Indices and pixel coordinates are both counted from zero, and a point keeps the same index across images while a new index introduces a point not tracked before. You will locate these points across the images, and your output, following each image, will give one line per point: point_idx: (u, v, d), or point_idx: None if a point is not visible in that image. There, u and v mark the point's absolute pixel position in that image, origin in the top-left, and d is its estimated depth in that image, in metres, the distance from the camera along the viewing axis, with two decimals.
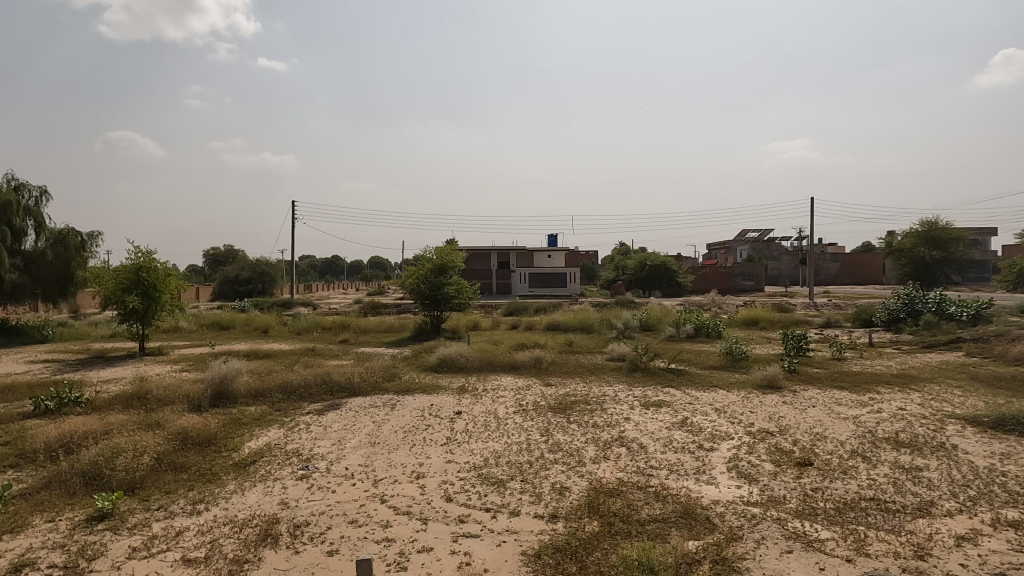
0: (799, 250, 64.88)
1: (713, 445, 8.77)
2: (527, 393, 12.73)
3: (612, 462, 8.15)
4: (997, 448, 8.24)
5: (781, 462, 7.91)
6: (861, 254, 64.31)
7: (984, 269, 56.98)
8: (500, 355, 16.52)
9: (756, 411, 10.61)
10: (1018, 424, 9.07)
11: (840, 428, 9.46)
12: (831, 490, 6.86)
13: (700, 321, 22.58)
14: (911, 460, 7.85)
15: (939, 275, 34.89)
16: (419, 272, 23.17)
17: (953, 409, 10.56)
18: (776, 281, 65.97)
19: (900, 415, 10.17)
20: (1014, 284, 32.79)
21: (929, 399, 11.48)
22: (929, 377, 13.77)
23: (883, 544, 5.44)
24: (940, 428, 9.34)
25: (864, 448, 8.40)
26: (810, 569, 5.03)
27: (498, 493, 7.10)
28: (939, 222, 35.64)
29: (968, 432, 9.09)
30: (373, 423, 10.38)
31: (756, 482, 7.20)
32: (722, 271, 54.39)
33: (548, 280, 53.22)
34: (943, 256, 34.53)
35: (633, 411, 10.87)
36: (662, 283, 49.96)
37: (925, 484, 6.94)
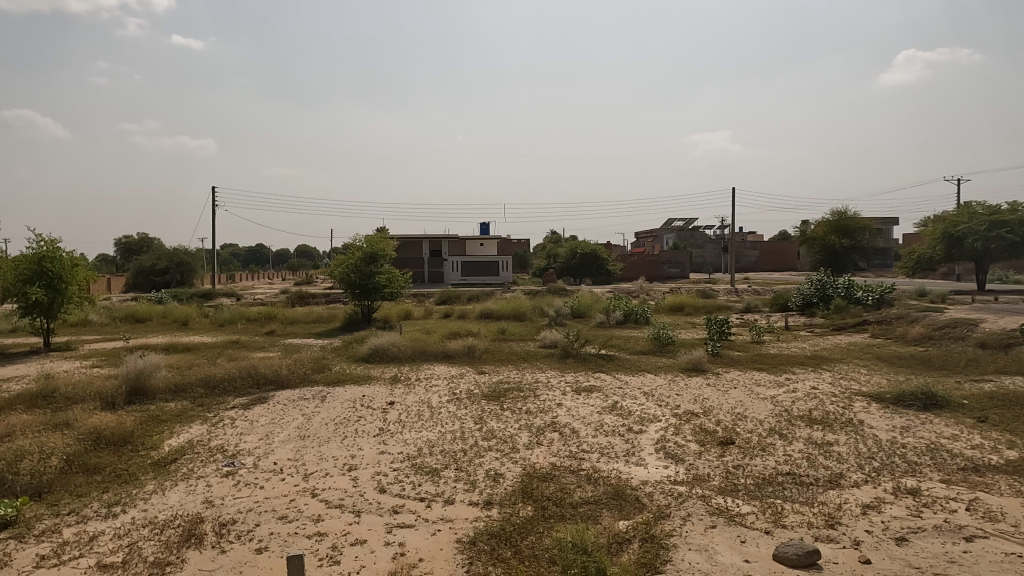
0: (721, 239, 67.72)
1: (641, 427, 9.05)
2: (460, 381, 12.72)
3: (545, 447, 8.28)
4: (898, 422, 8.90)
5: (705, 442, 8.25)
6: (778, 242, 67.73)
7: (887, 256, 61.15)
8: (432, 344, 16.42)
9: (681, 394, 11.02)
10: (915, 399, 9.83)
11: (759, 408, 9.96)
12: (751, 467, 7.21)
13: (629, 309, 23.25)
14: (823, 436, 8.35)
15: (847, 261, 37.23)
16: (348, 261, 22.64)
17: (859, 387, 11.34)
18: (700, 268, 68.64)
19: (813, 394, 10.83)
20: (913, 271, 35.28)
21: (838, 378, 12.27)
22: (838, 358, 14.70)
23: (797, 515, 5.79)
24: (848, 405, 9.99)
25: (780, 426, 8.87)
26: (731, 542, 5.28)
27: (432, 483, 7.08)
28: (847, 212, 37.86)
29: (872, 408, 9.76)
30: (302, 416, 10.12)
31: (682, 462, 7.48)
32: (649, 259, 55.91)
33: (479, 269, 53.33)
34: (851, 244, 36.78)
35: (565, 396, 11.08)
36: (592, 270, 50.91)
37: (835, 458, 7.41)
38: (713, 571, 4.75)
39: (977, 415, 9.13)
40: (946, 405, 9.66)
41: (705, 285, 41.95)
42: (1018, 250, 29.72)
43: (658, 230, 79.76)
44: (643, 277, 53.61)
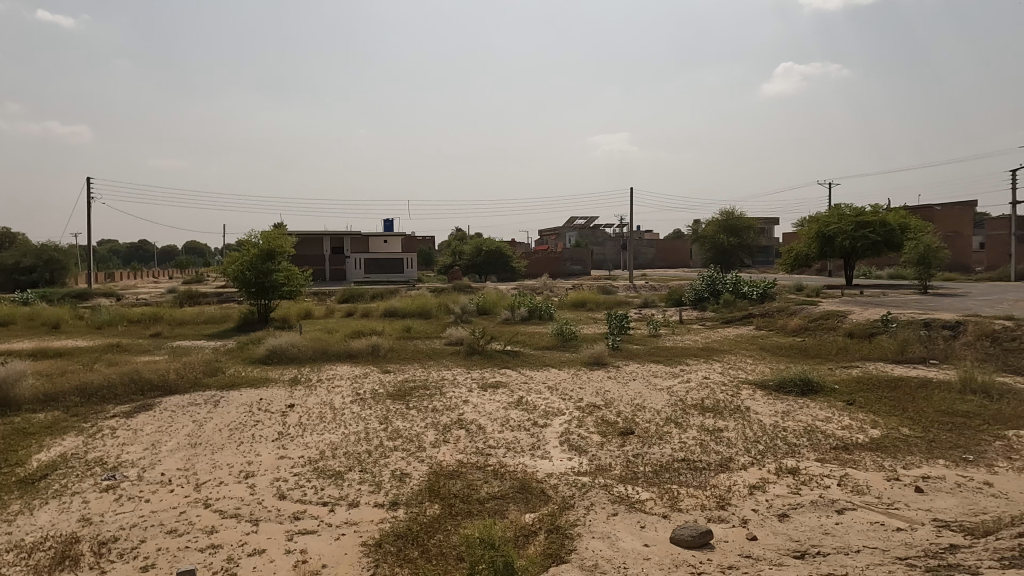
0: (621, 237, 70.26)
1: (546, 421, 9.24)
2: (364, 381, 12.44)
3: (451, 444, 8.27)
4: (780, 407, 9.63)
5: (607, 433, 8.54)
6: (672, 241, 71.24)
7: (768, 254, 65.86)
8: (334, 344, 15.95)
9: (584, 387, 11.35)
10: (794, 385, 10.66)
11: (656, 398, 10.44)
12: (650, 455, 7.54)
13: (533, 305, 23.61)
14: (714, 423, 8.87)
15: (734, 258, 39.72)
16: (243, 258, 21.53)
17: (745, 376, 12.15)
18: (601, 265, 70.86)
19: (705, 383, 11.50)
20: (792, 268, 38.13)
21: (727, 368, 13.08)
22: (727, 349, 15.66)
23: (691, 499, 6.11)
24: (736, 393, 10.68)
25: (676, 415, 9.34)
26: (632, 527, 5.49)
27: (335, 486, 6.88)
28: (734, 212, 40.34)
29: (757, 395, 10.48)
30: (193, 423, 9.52)
31: (585, 454, 7.70)
32: (552, 256, 57.04)
33: (383, 266, 52.32)
34: (738, 243, 39.27)
35: (471, 393, 11.11)
36: (497, 268, 51.27)
37: (725, 443, 7.89)
38: (615, 556, 4.92)
39: (846, 399, 10.03)
40: (820, 390, 10.55)
41: (605, 282, 43.38)
42: (879, 248, 32.98)
43: (561, 228, 81.49)
44: (546, 274, 54.62)
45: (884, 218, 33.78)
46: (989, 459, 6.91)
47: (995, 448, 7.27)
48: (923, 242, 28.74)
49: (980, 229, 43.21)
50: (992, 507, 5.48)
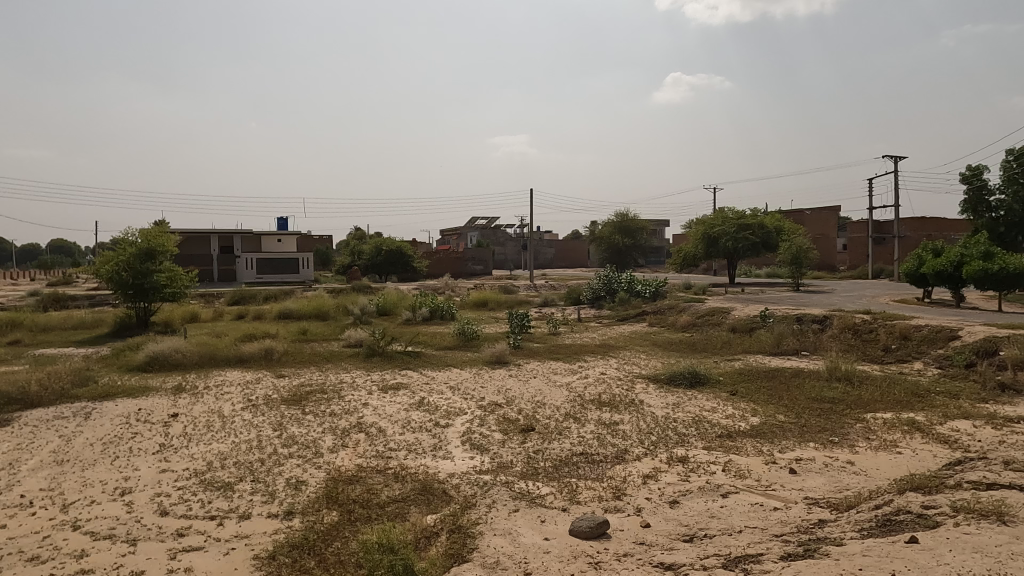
0: (521, 237, 71.28)
1: (448, 421, 9.20)
2: (256, 387, 11.84)
3: (350, 449, 8.04)
4: (671, 399, 10.13)
5: (508, 430, 8.63)
6: (571, 241, 73.15)
7: (660, 254, 69.22)
8: (224, 348, 15.07)
9: (486, 386, 11.41)
10: (683, 378, 11.26)
11: (556, 395, 10.68)
12: (549, 451, 7.70)
13: (435, 305, 23.47)
14: (610, 416, 9.20)
15: (629, 258, 41.40)
16: (119, 258, 19.87)
17: (639, 371, 12.70)
18: (502, 265, 71.52)
19: (602, 379, 11.90)
20: (681, 267, 40.21)
21: (623, 363, 13.62)
22: (623, 345, 16.30)
23: (589, 491, 6.30)
24: (631, 387, 11.13)
25: (575, 411, 9.60)
26: (532, 522, 5.57)
27: (224, 498, 6.50)
28: (629, 213, 41.98)
29: (650, 389, 10.96)
30: (60, 438, 8.67)
31: (487, 452, 7.74)
32: (454, 256, 56.91)
33: (277, 266, 50.08)
34: (632, 243, 40.94)
35: (371, 395, 10.86)
36: (398, 268, 50.49)
37: (621, 436, 8.20)
38: (515, 552, 4.98)
39: (730, 389, 10.73)
40: (706, 382, 11.22)
41: (506, 282, 43.87)
42: (758, 249, 35.53)
43: (462, 228, 81.50)
44: (448, 273, 54.46)
45: (762, 221, 36.40)
46: (852, 440, 7.61)
47: (857, 430, 8.01)
48: (796, 243, 31.25)
49: (843, 232, 47.56)
50: (854, 483, 6.04)
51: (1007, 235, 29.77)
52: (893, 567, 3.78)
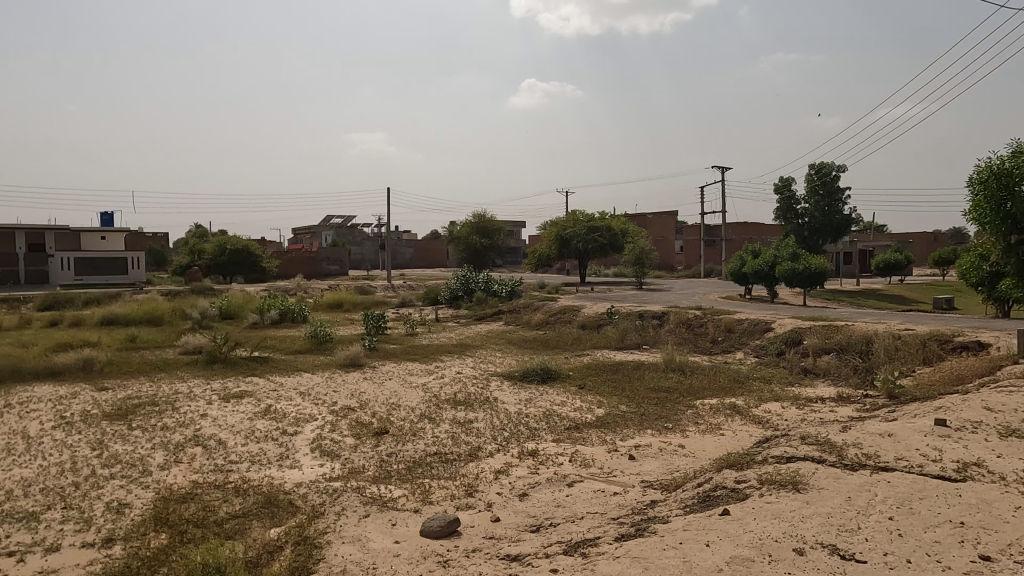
0: (379, 237, 69.84)
1: (296, 429, 8.78)
2: (71, 402, 10.50)
3: (184, 465, 7.40)
4: (524, 395, 10.43)
5: (360, 434, 8.42)
6: (430, 241, 72.96)
7: (517, 255, 71.16)
8: (30, 360, 13.20)
9: (339, 390, 11.03)
10: (535, 374, 11.66)
11: (411, 396, 10.58)
12: (403, 453, 7.62)
13: (285, 307, 22.29)
14: (465, 415, 9.29)
15: (486, 259, 42.15)
16: None
17: (494, 369, 12.96)
18: (358, 265, 69.54)
19: (457, 378, 11.97)
20: (536, 267, 41.54)
21: (478, 362, 13.82)
22: (479, 344, 16.53)
23: (442, 490, 6.31)
24: (486, 385, 11.32)
25: (430, 411, 9.57)
26: (383, 527, 5.47)
27: (27, 531, 5.70)
28: (486, 214, 42.59)
29: (504, 386, 11.22)
30: None
31: (337, 458, 7.49)
32: (307, 256, 54.43)
33: (100, 267, 44.85)
34: (489, 244, 41.65)
35: (210, 405, 10.08)
36: (244, 268, 47.32)
37: (475, 433, 8.31)
38: (364, 559, 4.86)
39: (578, 383, 11.28)
40: (557, 377, 11.71)
41: (363, 282, 42.72)
42: (605, 250, 37.66)
43: (316, 227, 78.20)
44: (300, 274, 51.97)
45: (609, 224, 38.67)
46: (683, 425, 8.32)
47: (688, 416, 8.77)
48: (639, 245, 33.54)
49: (680, 235, 51.84)
50: (684, 465, 6.60)
51: (811, 240, 34.13)
52: (708, 537, 4.18)
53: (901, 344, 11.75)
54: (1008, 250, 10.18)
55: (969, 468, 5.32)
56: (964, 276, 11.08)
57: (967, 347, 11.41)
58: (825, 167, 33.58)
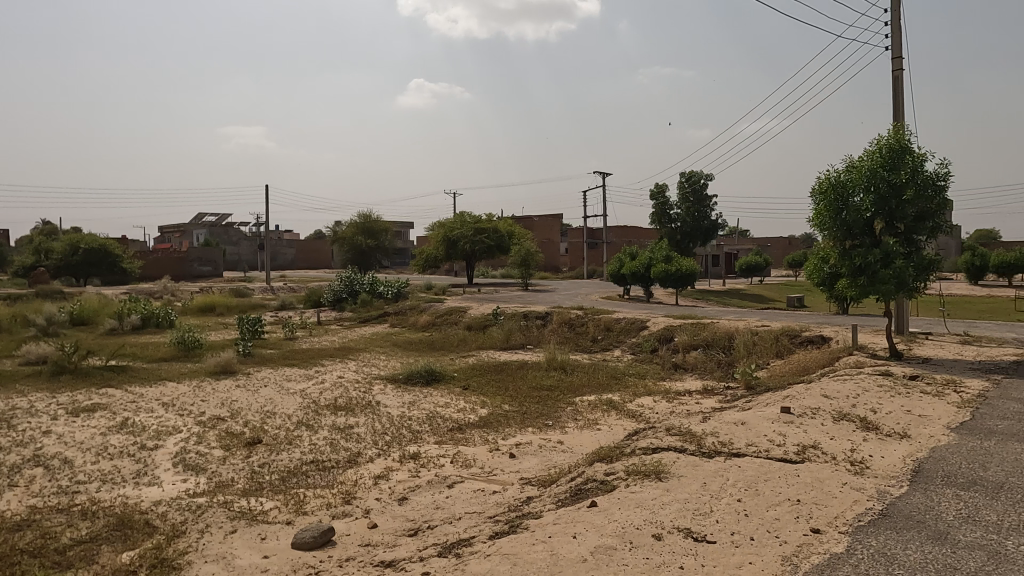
0: (257, 236, 66.34)
1: (157, 443, 8.12)
2: None
3: (20, 489, 6.61)
4: (407, 398, 10.30)
5: (230, 445, 7.94)
6: (313, 241, 70.28)
7: (404, 256, 70.35)
8: None
9: (207, 399, 10.33)
10: (420, 376, 11.55)
11: (287, 403, 10.13)
12: (276, 463, 7.27)
13: (148, 312, 20.57)
14: (345, 420, 9.02)
15: (372, 260, 41.25)
16: None
17: (378, 372, 12.70)
18: (235, 266, 65.61)
19: (338, 383, 11.60)
20: (423, 269, 41.09)
21: (361, 365, 13.48)
22: (363, 347, 16.14)
23: (317, 499, 6.09)
24: (368, 389, 11.06)
25: (307, 418, 9.20)
26: (251, 542, 5.18)
27: None
28: (372, 214, 41.62)
29: (387, 389, 11.02)
30: None
31: (203, 472, 7.01)
32: (176, 256, 50.61)
33: None
34: (375, 245, 40.77)
35: (55, 421, 9.08)
36: (101, 270, 43.18)
37: (355, 439, 8.09)
38: None
39: (463, 384, 11.31)
40: (442, 379, 11.68)
41: (239, 284, 40.38)
42: (493, 252, 38.07)
43: (186, 226, 72.93)
44: (168, 275, 48.22)
45: (496, 226, 39.12)
46: (563, 421, 8.58)
47: (567, 412, 9.05)
48: (525, 247, 34.20)
49: (564, 237, 53.44)
50: (561, 460, 6.80)
51: (682, 243, 36.30)
52: (576, 529, 4.33)
53: (758, 339, 12.81)
54: (844, 254, 11.40)
55: (809, 450, 5.90)
56: (809, 276, 12.14)
57: (812, 341, 12.65)
58: (695, 175, 36.16)
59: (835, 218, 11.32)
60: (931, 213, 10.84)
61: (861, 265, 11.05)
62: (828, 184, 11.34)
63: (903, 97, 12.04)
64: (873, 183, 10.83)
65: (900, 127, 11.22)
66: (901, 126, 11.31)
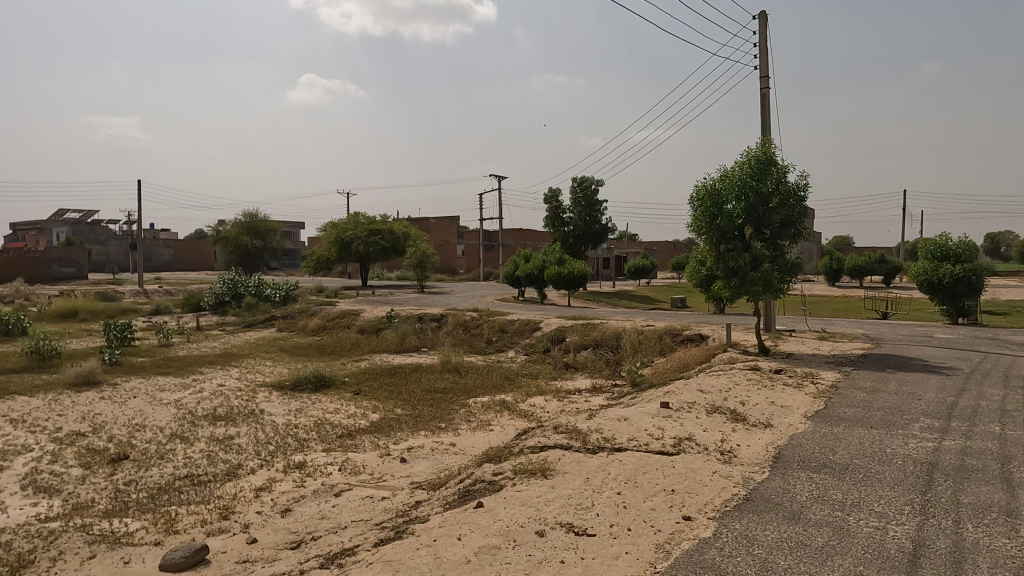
0: (128, 235, 61.28)
1: (2, 464, 7.26)
2: None
3: None
4: (294, 405, 9.87)
5: (91, 463, 7.25)
6: (193, 241, 65.89)
7: (295, 257, 67.67)
8: None
9: (65, 414, 9.38)
10: (308, 383, 11.11)
11: (160, 414, 9.40)
12: (145, 479, 6.72)
13: None
14: (225, 431, 8.51)
15: (258, 261, 39.27)
16: None
17: (263, 379, 12.09)
18: (102, 267, 60.19)
19: (219, 391, 10.92)
20: (314, 271, 39.59)
21: (245, 372, 12.78)
22: (247, 353, 15.31)
23: (191, 516, 5.69)
24: (251, 397, 10.49)
25: (182, 430, 8.58)
26: (113, 567, 4.75)
27: None
28: (258, 213, 39.59)
29: (272, 396, 10.49)
30: None
31: (58, 494, 6.35)
32: (31, 256, 45.69)
33: None
34: (262, 246, 38.83)
35: None
36: None
37: (235, 450, 7.65)
38: None
39: (353, 389, 11.01)
40: (331, 384, 11.31)
41: (107, 287, 37.08)
42: (387, 253, 37.42)
43: (44, 223, 66.05)
44: (22, 277, 43.42)
45: (391, 227, 38.45)
46: (456, 423, 8.56)
47: (460, 414, 9.04)
48: (421, 249, 33.84)
49: (460, 238, 53.42)
50: (452, 463, 6.78)
51: (575, 246, 37.31)
52: (461, 531, 4.33)
53: (643, 339, 13.42)
54: (719, 258, 12.18)
55: (684, 442, 6.25)
56: (688, 277, 12.83)
57: (691, 339, 13.42)
58: (586, 181, 37.24)
59: (710, 223, 12.08)
60: (793, 220, 11.85)
61: (733, 267, 11.86)
62: (704, 191, 12.09)
63: (770, 113, 13.05)
64: (743, 192, 11.68)
65: (767, 140, 12.16)
66: (768, 140, 12.26)
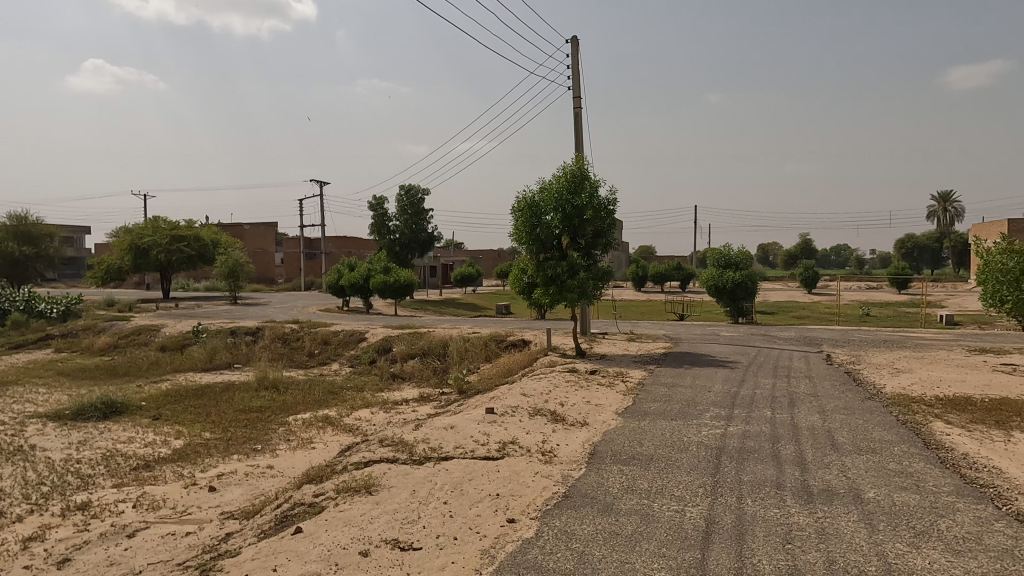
0: None
1: None
2: None
3: None
4: (75, 438, 8.55)
5: None
6: None
7: (78, 266, 59.50)
8: None
9: None
10: (94, 410, 9.71)
11: None
12: None
13: None
14: None
15: (29, 271, 33.76)
16: None
17: (34, 409, 10.33)
18: None
19: None
20: (102, 282, 34.64)
21: (10, 402, 10.83)
22: (13, 379, 13.01)
23: None
24: (19, 431, 8.91)
25: None
26: None
27: None
28: (27, 215, 33.93)
29: (48, 429, 9.01)
30: None
31: None
32: None
33: None
34: (34, 253, 33.40)
35: None
36: None
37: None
38: None
39: (152, 414, 9.85)
40: (125, 410, 10.01)
41: None
42: (193, 262, 34.23)
43: None
44: None
45: (198, 234, 35.18)
46: (274, 444, 8.01)
47: (278, 434, 8.46)
48: (233, 256, 31.31)
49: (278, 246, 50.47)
50: (269, 487, 6.32)
51: (401, 254, 37.02)
52: (277, 561, 4.04)
53: (469, 346, 13.65)
54: (539, 267, 12.78)
55: (508, 446, 6.44)
56: (511, 284, 13.13)
57: (515, 344, 13.91)
58: (413, 189, 37.20)
59: (530, 233, 12.63)
60: (604, 231, 12.83)
61: (552, 275, 12.50)
62: (525, 203, 12.61)
63: (582, 131, 14.01)
64: (560, 204, 12.39)
65: (580, 157, 13.02)
66: (581, 156, 13.14)
